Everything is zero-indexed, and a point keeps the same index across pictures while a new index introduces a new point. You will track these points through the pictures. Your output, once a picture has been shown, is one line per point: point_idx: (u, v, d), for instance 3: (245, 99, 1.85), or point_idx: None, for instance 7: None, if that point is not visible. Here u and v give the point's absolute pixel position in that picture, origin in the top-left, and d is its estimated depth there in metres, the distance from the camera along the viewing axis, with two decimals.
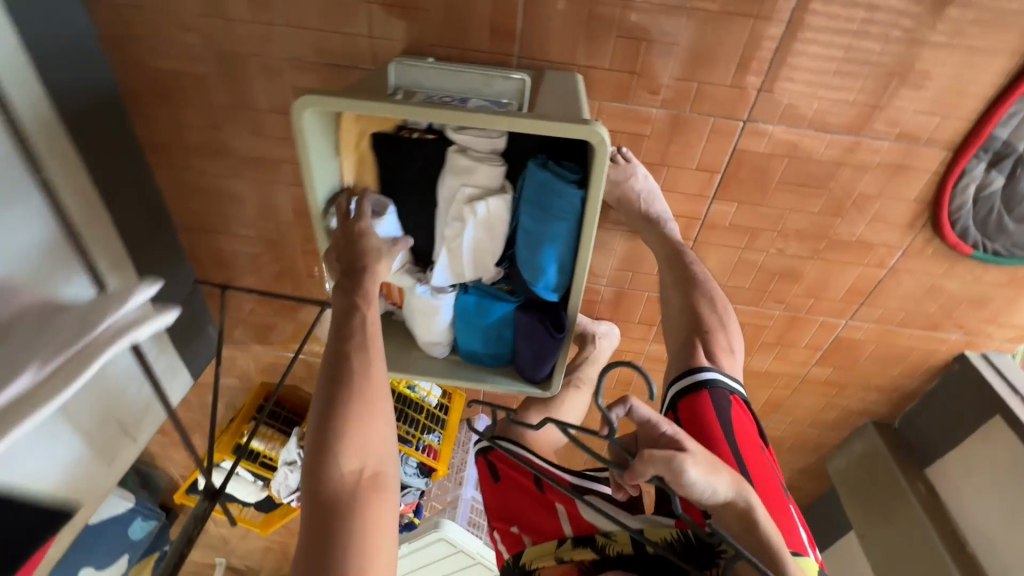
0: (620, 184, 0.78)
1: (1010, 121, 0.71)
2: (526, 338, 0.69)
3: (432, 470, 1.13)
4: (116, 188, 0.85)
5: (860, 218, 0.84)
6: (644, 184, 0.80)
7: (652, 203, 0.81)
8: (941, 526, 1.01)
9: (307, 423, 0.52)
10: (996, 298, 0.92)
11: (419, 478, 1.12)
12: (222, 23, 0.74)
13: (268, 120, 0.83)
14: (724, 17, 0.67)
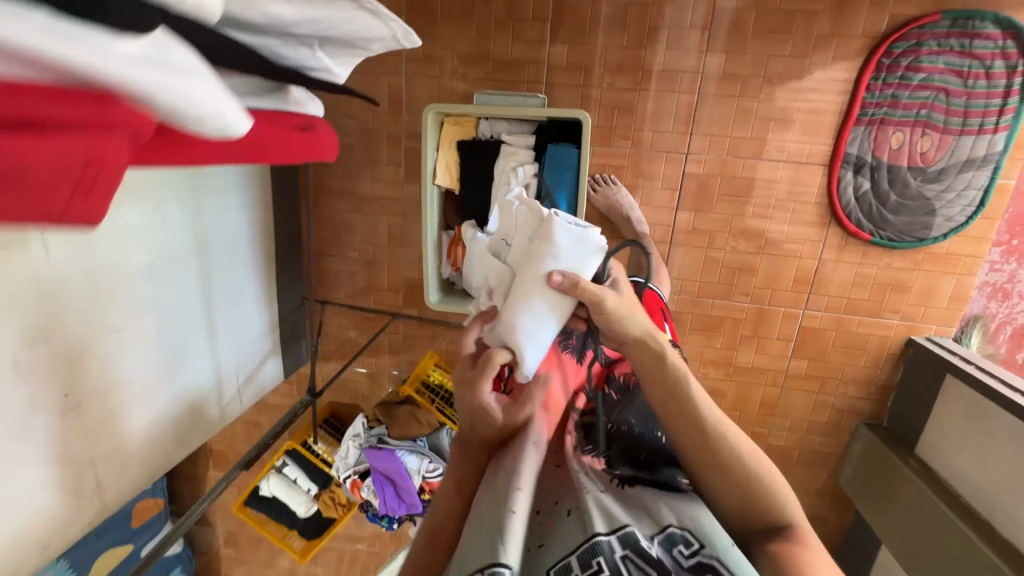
0: (610, 197, 1.21)
1: (855, 142, 1.11)
2: None
3: None
4: (279, 211, 1.32)
5: (784, 219, 1.20)
6: (626, 199, 1.21)
7: (631, 211, 1.22)
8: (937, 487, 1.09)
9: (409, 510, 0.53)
10: (913, 282, 1.19)
11: None
12: (370, 113, 1.28)
13: (385, 170, 1.32)
14: (661, 93, 1.16)
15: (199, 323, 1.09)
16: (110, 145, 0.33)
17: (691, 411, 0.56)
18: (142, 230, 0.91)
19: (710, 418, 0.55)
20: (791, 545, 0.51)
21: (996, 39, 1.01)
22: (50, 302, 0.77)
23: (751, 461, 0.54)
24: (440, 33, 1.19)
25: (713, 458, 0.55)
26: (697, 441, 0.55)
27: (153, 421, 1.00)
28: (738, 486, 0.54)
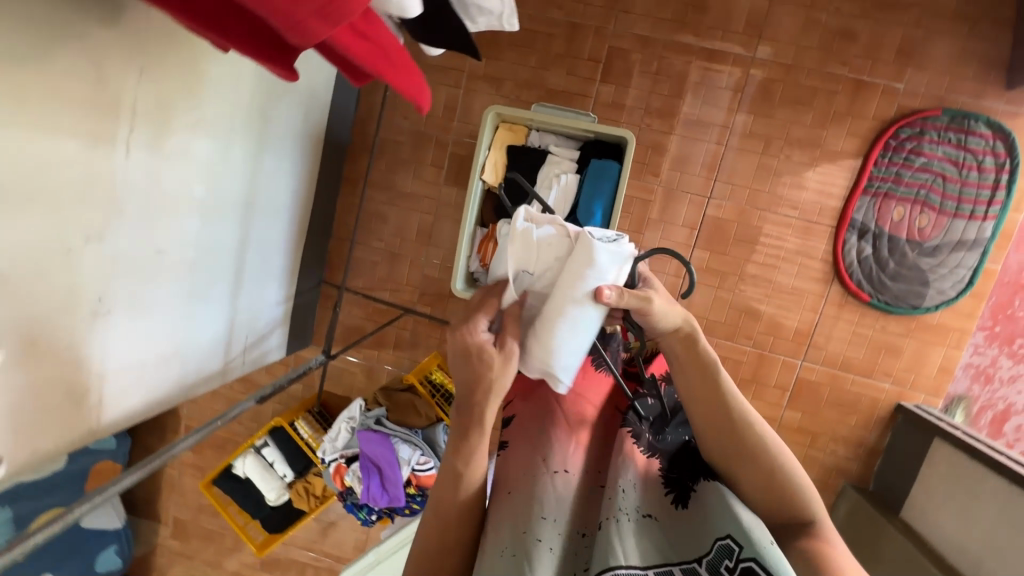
0: None
1: (860, 210, 1.24)
2: None
3: None
4: (320, 190, 1.39)
5: (791, 271, 1.30)
6: None
7: None
8: (922, 547, 1.11)
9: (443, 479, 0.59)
10: (906, 347, 1.28)
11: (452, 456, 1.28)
12: (425, 117, 1.39)
13: (428, 170, 1.41)
14: (692, 141, 1.29)
15: (227, 273, 1.10)
16: None
17: (710, 409, 0.59)
18: (207, 164, 0.95)
19: (739, 410, 0.58)
20: (814, 540, 0.56)
21: (987, 138, 1.17)
22: (118, 204, 0.78)
23: (774, 452, 0.58)
24: (504, 58, 1.33)
25: (738, 456, 0.58)
26: (723, 436, 0.59)
27: (164, 359, 0.97)
28: (763, 480, 0.57)
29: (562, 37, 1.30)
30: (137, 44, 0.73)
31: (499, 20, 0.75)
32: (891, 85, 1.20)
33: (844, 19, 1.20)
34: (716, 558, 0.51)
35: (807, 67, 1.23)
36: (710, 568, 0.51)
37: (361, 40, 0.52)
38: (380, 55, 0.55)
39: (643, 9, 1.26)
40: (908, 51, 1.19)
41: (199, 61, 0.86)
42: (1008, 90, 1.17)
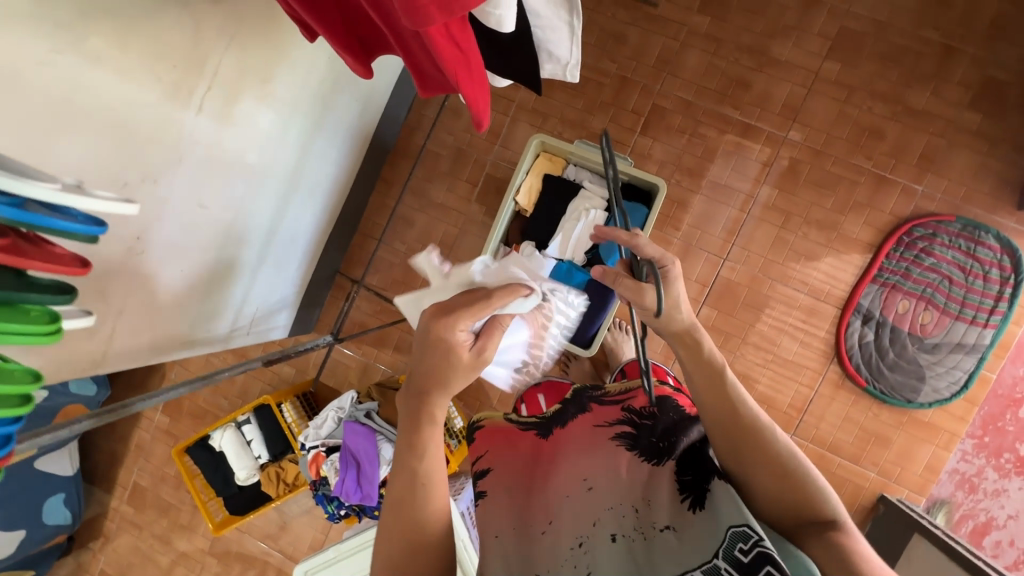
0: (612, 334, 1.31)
1: (867, 297, 1.28)
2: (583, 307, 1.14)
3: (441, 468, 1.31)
4: (356, 185, 1.44)
5: (793, 344, 1.33)
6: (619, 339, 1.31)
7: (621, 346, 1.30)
8: None
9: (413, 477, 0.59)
10: (895, 439, 1.30)
11: None
12: (469, 136, 1.46)
13: (462, 185, 1.47)
14: (716, 203, 1.35)
15: (257, 242, 1.13)
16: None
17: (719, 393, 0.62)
18: (265, 136, 1.00)
19: (748, 413, 0.61)
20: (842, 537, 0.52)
21: (995, 251, 1.23)
22: (179, 154, 0.82)
23: (785, 451, 0.58)
24: (553, 96, 1.42)
25: (742, 442, 0.60)
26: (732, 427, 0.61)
27: (178, 311, 0.98)
28: (773, 467, 0.58)
29: (611, 87, 1.38)
30: (234, 16, 0.79)
31: (564, 69, 0.69)
32: (910, 186, 1.27)
33: (874, 118, 1.29)
34: (731, 545, 0.50)
35: (834, 155, 1.30)
36: (725, 559, 0.50)
37: (450, 42, 0.53)
38: (462, 62, 0.55)
39: (690, 76, 1.35)
40: (930, 157, 1.27)
41: (283, 43, 0.92)
42: (1020, 210, 1.24)
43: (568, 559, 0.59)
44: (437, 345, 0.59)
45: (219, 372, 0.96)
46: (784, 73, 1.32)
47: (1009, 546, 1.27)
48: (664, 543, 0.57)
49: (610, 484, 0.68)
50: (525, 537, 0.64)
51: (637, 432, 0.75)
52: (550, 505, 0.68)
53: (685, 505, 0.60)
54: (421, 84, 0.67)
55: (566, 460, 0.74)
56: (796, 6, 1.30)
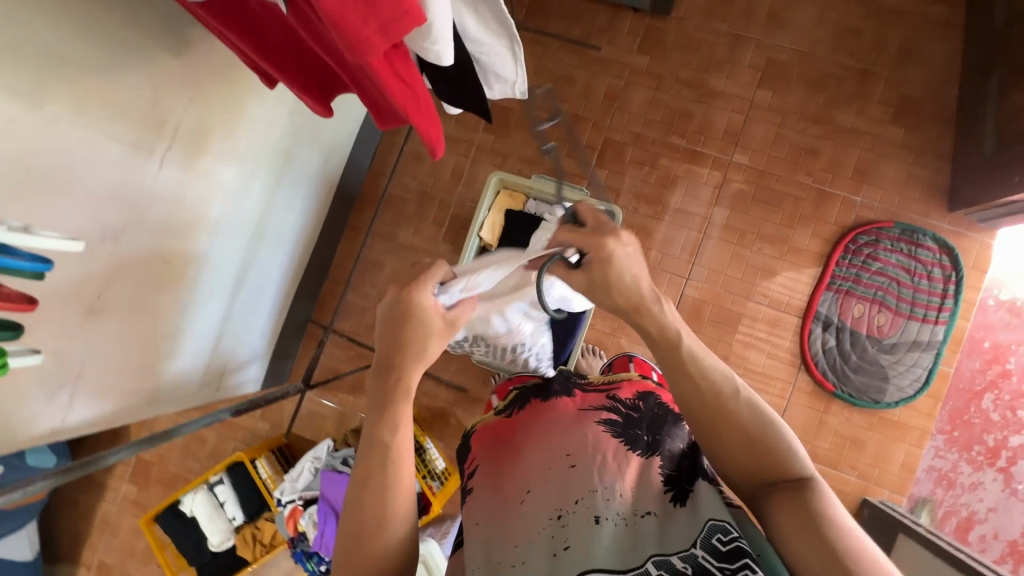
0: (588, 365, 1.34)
1: (824, 304, 1.34)
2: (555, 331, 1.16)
3: (424, 511, 1.28)
4: (324, 233, 1.46)
5: (761, 355, 1.37)
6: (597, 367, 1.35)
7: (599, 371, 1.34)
8: None
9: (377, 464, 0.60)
10: (869, 441, 1.32)
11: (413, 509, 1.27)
12: (433, 178, 1.51)
13: (429, 225, 1.50)
14: (673, 226, 1.41)
15: (224, 293, 1.13)
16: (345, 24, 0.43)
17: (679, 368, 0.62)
18: (227, 188, 1.01)
19: (711, 379, 0.61)
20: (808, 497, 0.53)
21: (935, 252, 1.31)
22: (139, 209, 0.83)
23: (753, 419, 0.59)
24: (511, 136, 1.49)
25: (710, 413, 0.60)
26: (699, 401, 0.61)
27: (141, 368, 0.96)
28: (739, 435, 0.58)
29: (564, 124, 1.46)
30: (191, 76, 0.83)
31: (512, 87, 0.72)
32: (850, 197, 1.36)
33: (808, 138, 1.38)
34: (709, 536, 0.53)
35: (777, 173, 1.39)
36: (705, 548, 0.53)
37: (398, 78, 0.56)
38: (409, 94, 0.59)
39: (637, 110, 1.44)
40: (863, 170, 1.36)
41: (242, 100, 0.96)
42: (950, 213, 1.32)
43: (547, 531, 0.59)
44: (403, 321, 0.62)
45: (181, 426, 0.93)
46: (722, 103, 1.41)
47: (994, 539, 1.29)
48: (648, 535, 0.57)
49: (594, 462, 0.64)
50: (505, 510, 0.63)
51: (623, 421, 0.72)
52: (533, 471, 0.66)
53: (664, 491, 0.61)
54: (379, 118, 0.71)
55: (547, 433, 0.71)
56: (725, 42, 1.42)
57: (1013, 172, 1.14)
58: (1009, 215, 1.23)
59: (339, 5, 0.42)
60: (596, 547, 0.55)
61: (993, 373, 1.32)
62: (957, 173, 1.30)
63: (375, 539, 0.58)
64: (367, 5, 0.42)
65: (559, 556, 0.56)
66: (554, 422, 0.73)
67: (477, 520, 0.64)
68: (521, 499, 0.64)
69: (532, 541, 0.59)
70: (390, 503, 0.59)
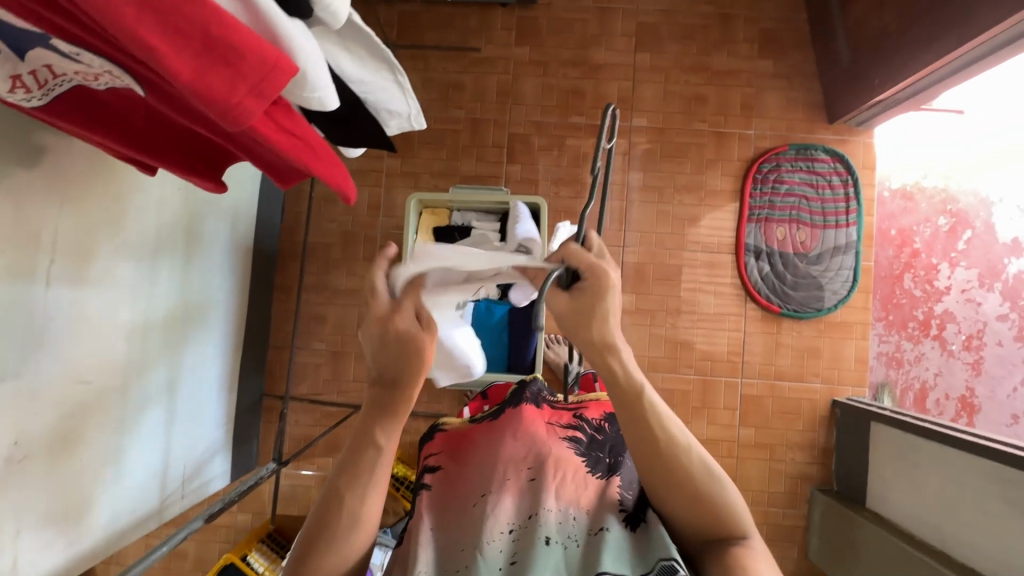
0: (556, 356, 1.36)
1: (750, 236, 1.42)
2: (516, 330, 1.16)
3: None
4: (253, 302, 1.39)
5: (710, 297, 1.43)
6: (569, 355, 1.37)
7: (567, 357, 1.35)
8: (892, 529, 1.17)
9: (362, 473, 0.55)
10: (823, 346, 1.42)
11: None
12: (351, 216, 1.47)
13: (360, 264, 1.46)
14: (597, 200, 1.45)
15: (159, 397, 1.04)
16: (210, 93, 0.39)
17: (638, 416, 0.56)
18: (131, 287, 0.93)
19: (667, 435, 0.56)
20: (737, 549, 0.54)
21: (829, 162, 1.42)
22: (37, 337, 0.74)
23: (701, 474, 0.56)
24: (417, 154, 1.47)
25: (658, 464, 0.56)
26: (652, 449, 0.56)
27: (88, 506, 0.87)
28: (685, 490, 0.56)
29: (466, 131, 1.46)
30: (56, 180, 0.75)
31: (409, 119, 0.72)
32: (744, 132, 1.45)
33: (693, 87, 1.46)
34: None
35: (675, 127, 1.45)
36: None
37: (283, 132, 0.53)
38: (302, 146, 0.56)
39: (532, 99, 1.47)
40: (749, 104, 1.45)
41: (122, 191, 0.89)
42: (832, 123, 1.44)
43: (495, 544, 0.58)
44: (393, 346, 0.54)
45: (155, 550, 0.85)
46: (608, 74, 1.46)
47: (947, 400, 1.33)
48: (599, 550, 0.56)
49: (555, 481, 0.64)
50: (456, 515, 0.61)
51: (587, 442, 0.70)
52: (491, 478, 0.64)
53: (616, 508, 0.61)
54: (277, 178, 0.68)
55: (513, 439, 0.69)
56: (595, 17, 1.47)
57: (875, 75, 1.26)
58: (879, 111, 1.36)
59: (197, 73, 0.38)
60: (541, 564, 0.55)
61: (906, 255, 1.45)
62: (828, 87, 1.42)
63: (344, 542, 0.54)
64: (229, 70, 0.39)
65: (505, 570, 0.56)
66: (518, 424, 0.71)
67: (432, 519, 0.61)
68: (469, 511, 0.62)
69: (481, 552, 0.57)
70: (365, 510, 0.54)
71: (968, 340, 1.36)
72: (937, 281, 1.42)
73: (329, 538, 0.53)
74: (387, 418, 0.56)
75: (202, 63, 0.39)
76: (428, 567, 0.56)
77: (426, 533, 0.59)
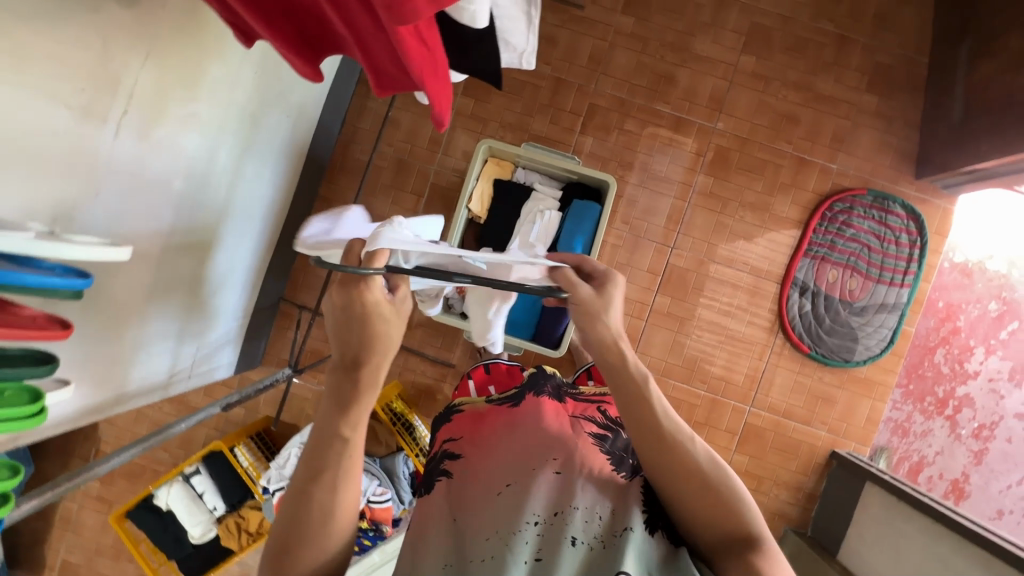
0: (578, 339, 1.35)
1: (801, 271, 1.39)
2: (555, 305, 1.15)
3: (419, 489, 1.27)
4: (296, 207, 1.37)
5: (743, 320, 1.42)
6: None
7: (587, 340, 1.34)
8: None
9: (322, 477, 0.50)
10: (839, 397, 1.42)
11: (409, 487, 1.25)
12: (409, 145, 1.43)
13: (407, 196, 1.44)
14: (659, 194, 1.41)
15: (189, 278, 1.02)
16: None
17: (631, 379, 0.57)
18: (190, 157, 0.91)
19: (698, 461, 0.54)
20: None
21: (903, 218, 1.38)
22: (94, 185, 0.72)
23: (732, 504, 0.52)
24: (491, 100, 1.42)
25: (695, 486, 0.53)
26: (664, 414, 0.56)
27: (109, 365, 0.87)
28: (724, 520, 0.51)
29: (547, 89, 1.40)
30: (146, 30, 0.72)
31: (520, 58, 0.73)
32: (827, 165, 1.39)
33: (789, 105, 1.39)
34: None
35: (759, 141, 1.40)
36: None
37: (416, 39, 0.50)
38: (427, 58, 0.53)
39: (622, 74, 1.40)
40: (839, 138, 1.39)
41: (204, 56, 0.85)
42: (918, 180, 1.39)
43: (522, 536, 0.52)
44: (357, 316, 0.51)
45: (174, 424, 0.88)
46: (706, 68, 1.40)
47: (940, 479, 1.36)
48: (624, 550, 0.50)
49: (581, 474, 0.59)
50: (479, 502, 0.56)
51: (611, 440, 0.67)
52: (518, 465, 0.60)
53: (640, 501, 0.56)
54: (377, 83, 0.64)
55: (535, 429, 0.65)
56: (710, 4, 1.39)
57: (982, 141, 1.19)
58: (970, 181, 1.31)
59: None
60: (570, 565, 0.51)
61: (945, 330, 1.41)
62: (926, 140, 1.36)
63: (323, 534, 0.50)
64: None
65: (531, 567, 0.51)
66: (538, 419, 0.68)
67: (451, 509, 0.57)
68: (493, 499, 0.56)
69: (508, 543, 0.52)
70: (340, 500, 0.51)
71: (979, 429, 1.38)
72: (968, 363, 1.40)
73: (304, 532, 0.49)
74: (350, 411, 0.52)
75: None
76: (447, 565, 0.51)
77: (442, 525, 0.55)
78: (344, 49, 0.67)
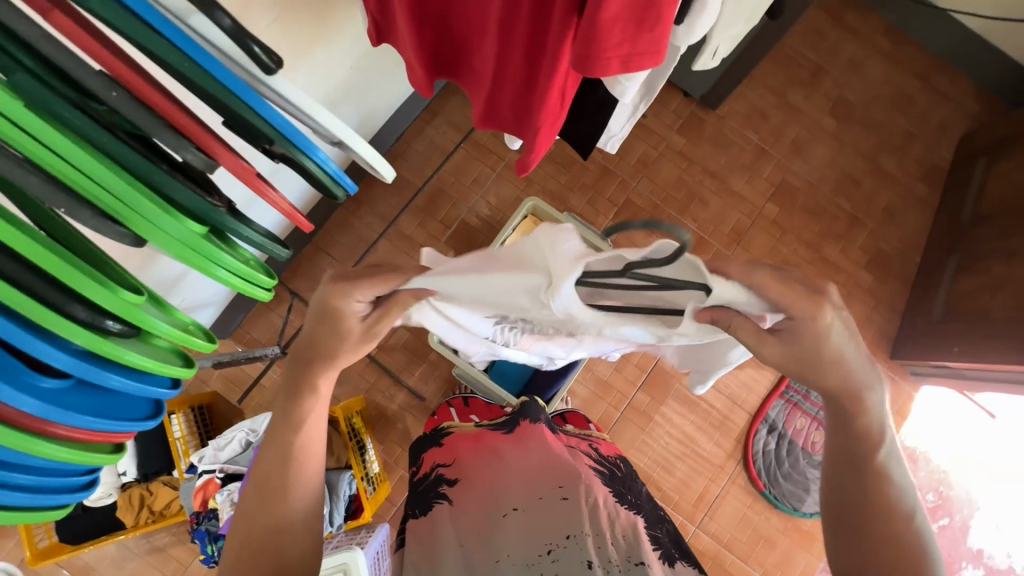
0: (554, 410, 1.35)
1: (773, 410, 1.46)
2: (550, 363, 1.18)
3: (353, 514, 1.20)
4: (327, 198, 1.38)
5: (710, 440, 1.46)
6: None
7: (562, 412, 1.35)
8: None
9: (280, 463, 0.65)
10: (780, 544, 1.43)
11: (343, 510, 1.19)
12: (453, 178, 1.49)
13: (435, 223, 1.47)
14: None
15: None
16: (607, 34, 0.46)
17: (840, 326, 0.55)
18: None
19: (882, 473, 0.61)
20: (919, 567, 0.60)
21: None
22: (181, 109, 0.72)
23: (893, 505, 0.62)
24: (541, 165, 1.51)
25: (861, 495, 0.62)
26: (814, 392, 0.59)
27: None
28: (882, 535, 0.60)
29: (593, 172, 1.50)
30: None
31: (609, 139, 0.83)
32: None
33: (797, 258, 1.53)
34: None
35: None
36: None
37: (559, 91, 0.60)
38: (555, 110, 0.63)
39: (662, 183, 1.52)
40: None
41: (320, 37, 0.90)
42: (891, 360, 1.51)
43: (535, 560, 0.55)
44: (327, 313, 0.60)
45: None
46: (735, 203, 1.53)
47: None
48: None
49: (586, 499, 0.64)
50: (485, 525, 0.61)
51: (606, 476, 0.75)
52: (522, 494, 0.65)
53: (651, 550, 0.60)
54: (485, 115, 0.73)
55: (537, 462, 0.71)
56: (751, 151, 1.55)
57: (954, 343, 1.32)
58: (937, 374, 1.43)
59: (614, 18, 0.46)
60: None
61: None
62: (905, 327, 1.49)
63: (277, 509, 0.64)
64: (635, 28, 0.47)
65: None
66: (540, 449, 0.74)
67: (457, 537, 0.61)
68: (499, 519, 0.61)
69: (520, 563, 0.55)
70: (292, 480, 0.65)
71: None
72: None
73: (263, 510, 0.64)
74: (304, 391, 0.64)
75: (624, 15, 0.46)
76: None
77: (452, 547, 0.59)
78: (460, 79, 0.75)
